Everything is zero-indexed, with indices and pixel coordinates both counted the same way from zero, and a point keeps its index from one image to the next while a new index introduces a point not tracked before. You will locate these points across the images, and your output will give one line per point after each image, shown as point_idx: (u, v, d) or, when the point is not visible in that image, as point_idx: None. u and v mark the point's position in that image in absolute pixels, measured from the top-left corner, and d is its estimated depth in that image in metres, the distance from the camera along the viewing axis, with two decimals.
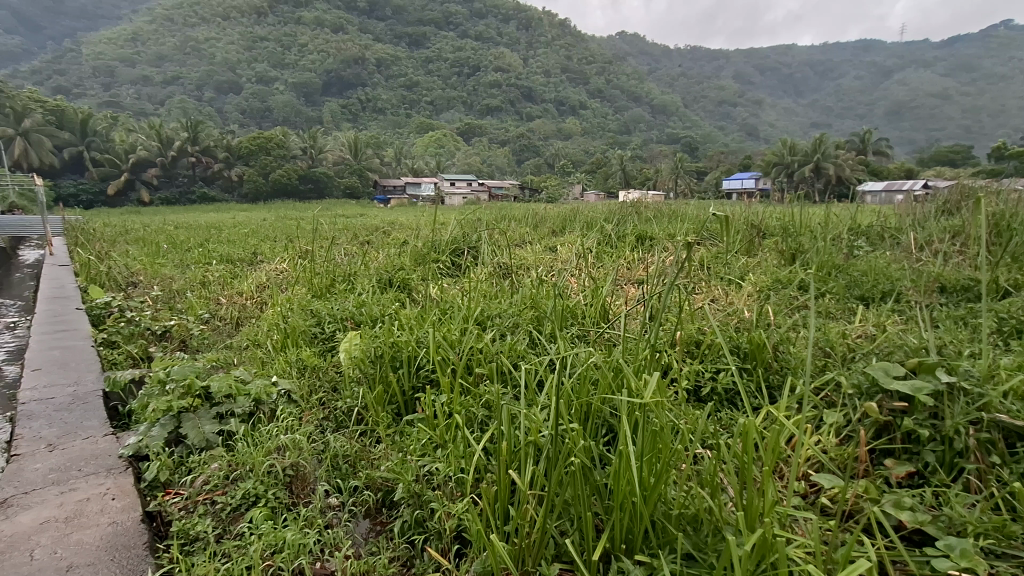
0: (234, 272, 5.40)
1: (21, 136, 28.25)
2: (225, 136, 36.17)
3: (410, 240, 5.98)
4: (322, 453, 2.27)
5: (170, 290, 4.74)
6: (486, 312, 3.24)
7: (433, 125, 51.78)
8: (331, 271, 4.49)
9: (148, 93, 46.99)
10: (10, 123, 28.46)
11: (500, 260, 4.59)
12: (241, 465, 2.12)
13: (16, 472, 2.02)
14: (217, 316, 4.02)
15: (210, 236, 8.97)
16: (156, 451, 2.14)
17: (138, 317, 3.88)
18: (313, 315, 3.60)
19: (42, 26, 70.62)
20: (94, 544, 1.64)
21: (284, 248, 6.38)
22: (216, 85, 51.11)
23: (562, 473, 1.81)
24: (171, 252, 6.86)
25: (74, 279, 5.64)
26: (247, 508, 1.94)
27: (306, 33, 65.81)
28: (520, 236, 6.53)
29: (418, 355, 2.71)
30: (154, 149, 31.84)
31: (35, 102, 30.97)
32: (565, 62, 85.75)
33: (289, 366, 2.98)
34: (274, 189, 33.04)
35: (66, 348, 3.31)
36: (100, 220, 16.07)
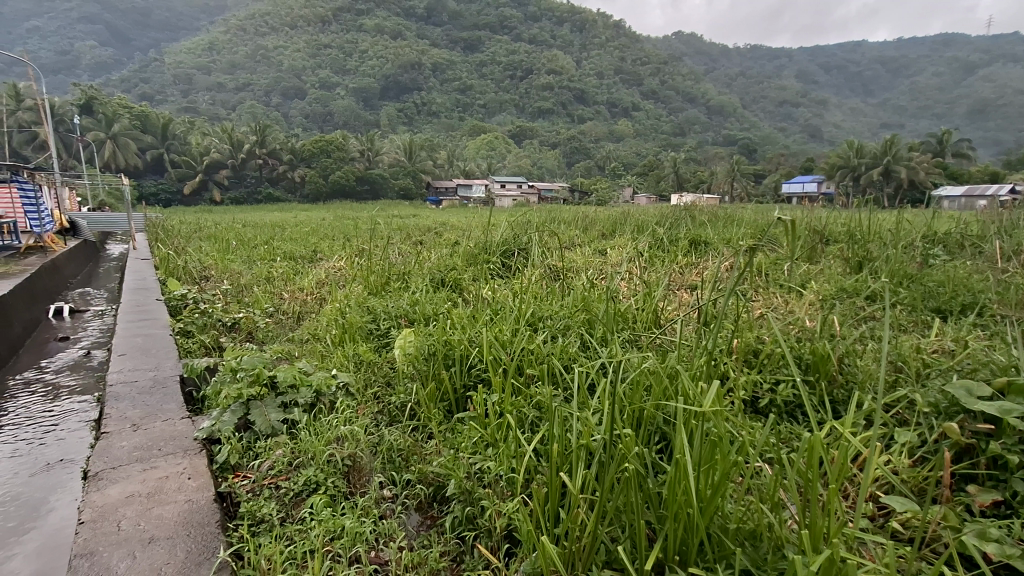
0: (297, 269, 5.65)
1: (111, 139, 30.73)
2: (290, 139, 38.01)
3: (462, 240, 6.09)
4: (378, 445, 2.34)
5: (239, 284, 5.03)
6: (538, 312, 3.24)
7: (485, 128, 51.97)
8: (386, 270, 4.62)
9: (222, 99, 50.22)
10: (102, 127, 31.04)
11: (551, 262, 4.61)
12: (303, 453, 2.22)
13: (106, 448, 2.20)
14: (281, 310, 4.22)
15: (274, 234, 9.45)
16: (226, 434, 2.28)
17: (210, 309, 4.13)
18: (369, 311, 3.73)
19: (132, 38, 76.85)
20: (173, 519, 1.76)
21: (342, 247, 6.62)
22: (282, 91, 53.72)
23: (615, 481, 1.79)
24: (238, 249, 7.24)
25: (155, 272, 6.10)
26: (308, 494, 2.03)
27: (366, 40, 67.98)
28: (570, 239, 6.50)
29: (470, 354, 2.75)
30: (226, 150, 33.59)
31: (124, 107, 33.61)
32: (618, 63, 84.55)
33: (346, 360, 3.09)
34: (333, 190, 34.57)
35: (147, 336, 3.57)
36: (178, 217, 17.27)
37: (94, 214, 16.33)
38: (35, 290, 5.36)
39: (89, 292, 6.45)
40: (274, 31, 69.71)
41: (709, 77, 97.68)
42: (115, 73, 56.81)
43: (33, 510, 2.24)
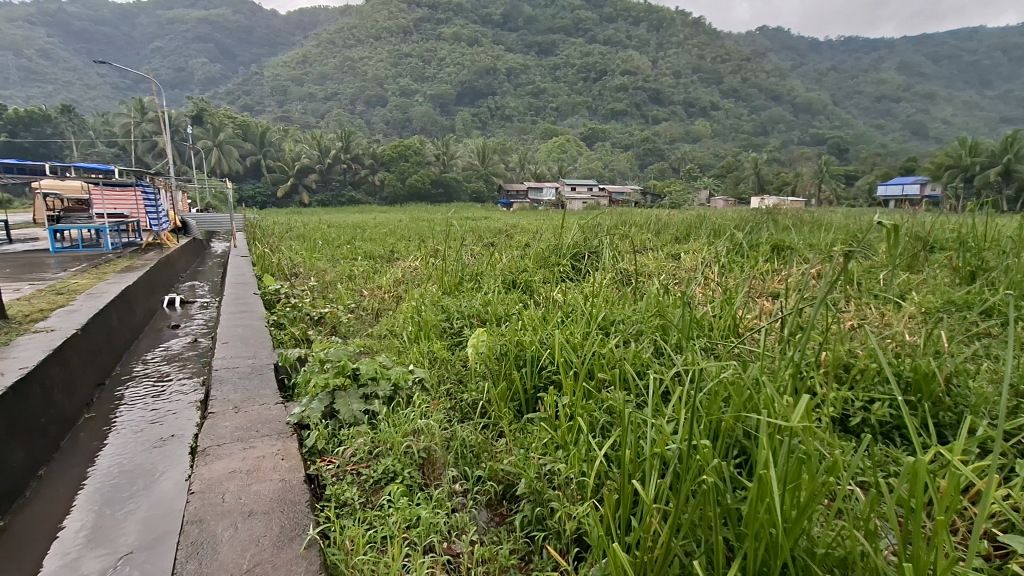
0: (376, 268, 5.94)
1: (217, 147, 33.69)
2: (372, 145, 39.87)
3: (533, 242, 6.16)
4: (451, 441, 2.40)
5: (325, 281, 5.38)
6: (611, 316, 3.20)
7: (556, 129, 51.70)
8: (460, 270, 4.76)
9: (312, 108, 53.83)
10: (210, 136, 34.31)
11: (624, 264, 4.53)
12: (382, 442, 2.32)
13: (213, 427, 2.43)
14: (362, 306, 4.45)
15: (356, 235, 9.94)
16: (315, 421, 2.45)
17: (301, 304, 4.48)
18: (443, 310, 3.85)
19: (237, 54, 84.15)
20: (269, 496, 1.90)
21: (417, 247, 6.89)
22: (366, 99, 56.33)
23: (692, 491, 1.73)
24: (324, 247, 7.76)
25: (252, 268, 6.63)
26: (386, 483, 2.12)
27: (444, 47, 69.70)
28: (643, 242, 6.37)
29: (542, 356, 2.75)
30: (314, 155, 35.77)
31: (229, 118, 36.78)
32: (698, 62, 81.25)
33: (422, 356, 3.21)
34: (410, 193, 36.16)
35: (246, 326, 3.90)
36: (270, 219, 18.78)
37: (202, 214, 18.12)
38: (154, 282, 6.02)
39: (197, 285, 7.14)
40: (359, 41, 73.16)
41: (796, 72, 91.52)
42: (222, 86, 62.26)
43: (144, 484, 2.52)
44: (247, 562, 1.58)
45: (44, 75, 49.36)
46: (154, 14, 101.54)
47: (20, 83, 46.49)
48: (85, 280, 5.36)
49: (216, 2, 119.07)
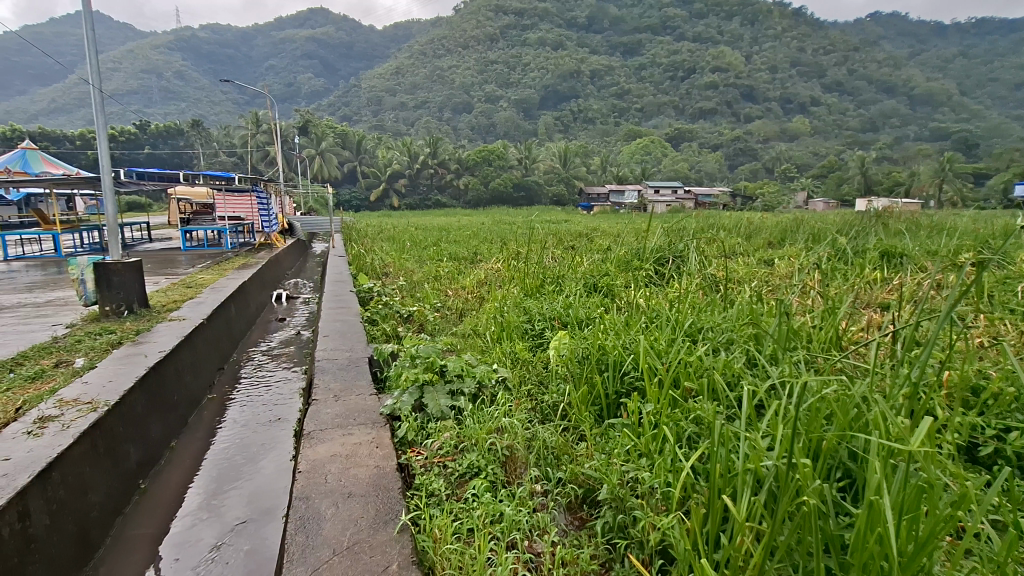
0: (460, 269, 6.14)
1: (319, 155, 36.35)
2: (457, 150, 41.10)
3: (614, 245, 6.09)
4: (531, 439, 2.42)
5: (413, 281, 5.66)
6: (699, 324, 3.06)
7: (641, 131, 50.23)
8: (541, 273, 4.79)
9: (404, 117, 56.50)
10: (315, 145, 37.16)
11: (712, 269, 4.33)
12: (467, 438, 2.40)
13: (317, 412, 2.64)
14: (447, 306, 4.62)
15: (441, 237, 10.31)
16: (405, 413, 2.57)
17: (392, 302, 4.74)
18: (525, 312, 3.90)
19: (338, 68, 90.39)
20: (365, 480, 2.03)
21: (500, 248, 7.06)
22: (452, 106, 58.00)
23: (792, 509, 1.61)
24: (412, 248, 8.20)
25: (348, 268, 7.09)
26: (470, 477, 2.19)
27: (529, 51, 70.04)
28: (731, 248, 6.04)
29: (625, 361, 2.69)
30: (404, 161, 37.52)
31: (331, 128, 39.72)
32: (797, 54, 75.73)
33: (504, 356, 3.28)
34: (492, 196, 37.23)
35: (344, 321, 4.21)
36: (366, 221, 20.26)
37: (306, 218, 19.70)
38: (264, 279, 6.62)
39: (300, 282, 7.76)
40: (447, 50, 75.53)
41: (915, 60, 82.20)
42: (324, 99, 67.16)
43: (251, 462, 2.79)
44: (348, 539, 1.71)
45: (179, 94, 55.97)
46: (268, 36, 111.58)
47: (161, 102, 53.07)
48: (210, 275, 6.06)
49: (321, 21, 128.32)
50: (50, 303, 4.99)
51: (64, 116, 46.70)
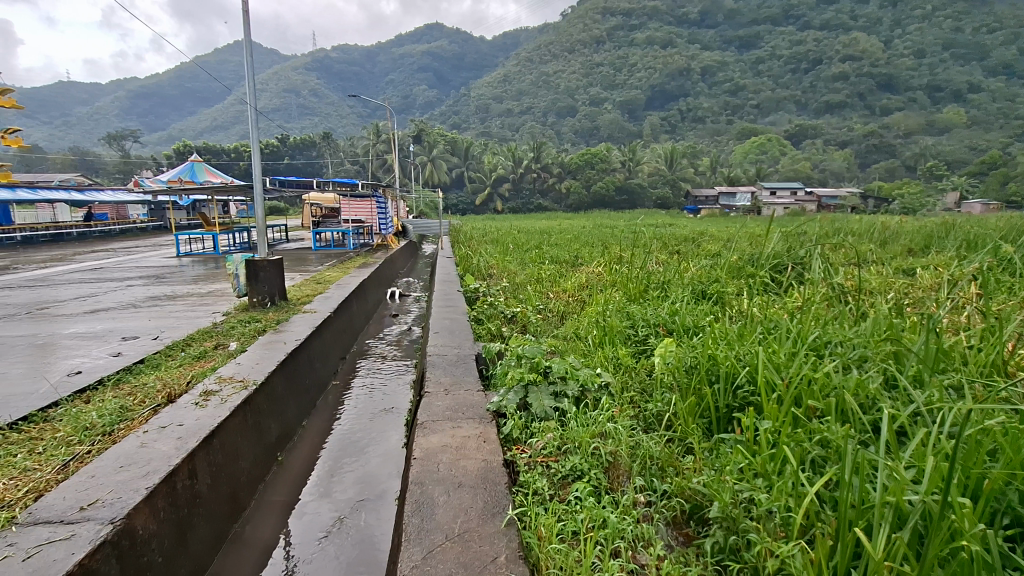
0: (562, 272, 6.18)
1: (431, 161, 38.55)
2: (560, 154, 41.24)
3: (725, 252, 5.73)
4: (634, 448, 2.33)
5: (516, 283, 5.80)
6: (825, 338, 2.77)
7: (758, 128, 46.54)
8: (646, 278, 4.63)
9: (509, 123, 57.82)
10: (427, 152, 39.53)
11: (841, 279, 3.88)
12: (570, 440, 2.38)
13: (429, 404, 2.81)
14: (548, 308, 4.64)
15: (544, 240, 10.43)
16: (510, 411, 2.64)
17: (496, 303, 4.89)
18: (629, 317, 3.82)
19: (450, 78, 94.95)
20: (473, 473, 2.12)
21: (602, 253, 6.96)
22: (557, 110, 57.84)
23: (946, 552, 1.39)
24: (514, 251, 8.32)
25: (456, 268, 7.44)
26: (573, 480, 2.18)
27: (638, 48, 67.65)
28: (861, 255, 5.43)
29: (738, 373, 2.52)
30: (509, 165, 38.20)
31: (442, 136, 41.88)
32: (953, 34, 65.83)
33: (607, 361, 3.24)
34: (594, 200, 36.92)
35: (452, 319, 4.44)
36: (473, 224, 21.02)
37: (420, 221, 20.94)
38: (381, 278, 7.16)
39: (411, 281, 8.28)
40: (554, 55, 75.53)
41: None
42: (436, 109, 70.91)
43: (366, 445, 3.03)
44: (458, 526, 1.78)
45: (313, 109, 62.03)
46: (390, 52, 119.82)
47: (298, 117, 59.28)
48: (336, 273, 6.71)
49: (437, 35, 135.63)
50: (212, 293, 5.82)
51: (223, 131, 54.02)
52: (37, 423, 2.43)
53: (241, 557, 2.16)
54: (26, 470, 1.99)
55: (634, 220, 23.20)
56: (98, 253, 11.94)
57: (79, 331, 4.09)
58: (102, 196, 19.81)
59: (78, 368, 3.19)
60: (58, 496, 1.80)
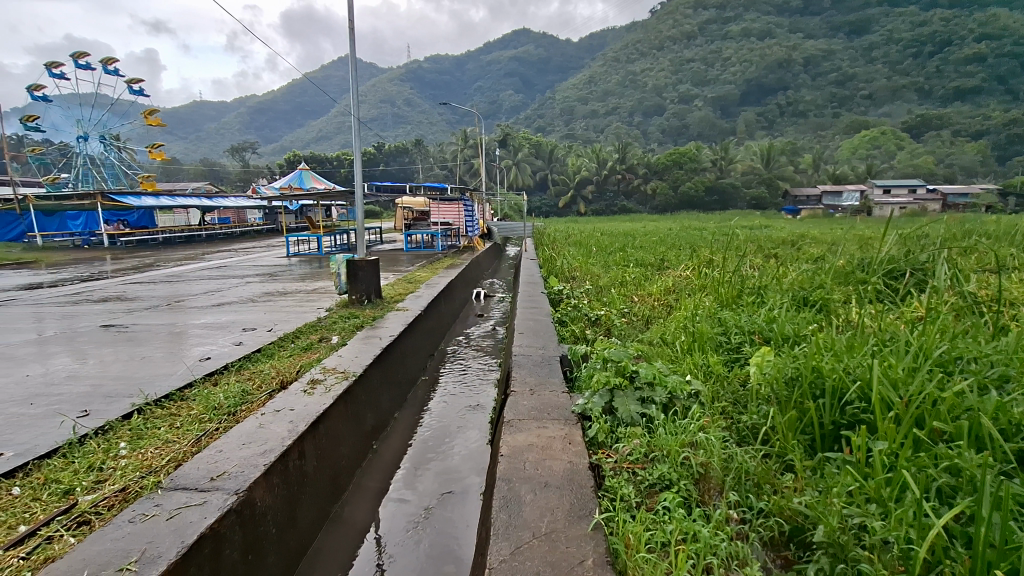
0: (647, 274, 6.03)
1: (516, 165, 39.12)
2: (646, 155, 40.06)
3: (830, 256, 5.25)
4: (726, 461, 2.18)
5: (600, 285, 5.73)
6: (954, 354, 2.44)
7: (870, 120, 42.30)
8: (739, 283, 4.38)
9: (594, 124, 57.15)
10: (512, 156, 40.15)
11: (974, 287, 3.41)
12: (658, 448, 2.30)
13: (514, 402, 2.87)
14: (633, 312, 4.52)
15: (628, 243, 10.22)
16: (596, 414, 2.60)
17: (581, 305, 4.88)
18: (720, 323, 3.63)
19: (535, 82, 95.63)
20: (559, 474, 2.13)
21: (690, 256, 6.68)
22: (644, 109, 56.24)
23: None
24: (598, 254, 8.23)
25: (540, 271, 7.52)
26: (661, 489, 2.09)
27: (732, 40, 63.93)
28: (1000, 259, 4.74)
29: (847, 390, 2.30)
30: (593, 167, 37.75)
31: (526, 140, 42.31)
32: None
33: (697, 368, 3.10)
34: (682, 201, 35.62)
35: (537, 321, 4.50)
36: (556, 227, 21.12)
37: (504, 224, 21.39)
38: (467, 279, 7.39)
39: (494, 282, 8.48)
40: (641, 53, 73.42)
41: None
42: (521, 114, 71.82)
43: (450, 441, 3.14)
44: (545, 526, 1.80)
45: (406, 117, 65.22)
46: (478, 58, 122.94)
47: (392, 125, 62.75)
48: (426, 273, 7.04)
49: (523, 41, 137.13)
50: (316, 290, 6.31)
51: (327, 141, 58.52)
52: (176, 401, 2.77)
53: (341, 536, 2.32)
54: (167, 442, 2.28)
55: (727, 220, 24.19)
56: (224, 253, 13.43)
57: (206, 322, 4.63)
58: (226, 203, 22.23)
59: (207, 354, 3.60)
60: (192, 466, 2.03)
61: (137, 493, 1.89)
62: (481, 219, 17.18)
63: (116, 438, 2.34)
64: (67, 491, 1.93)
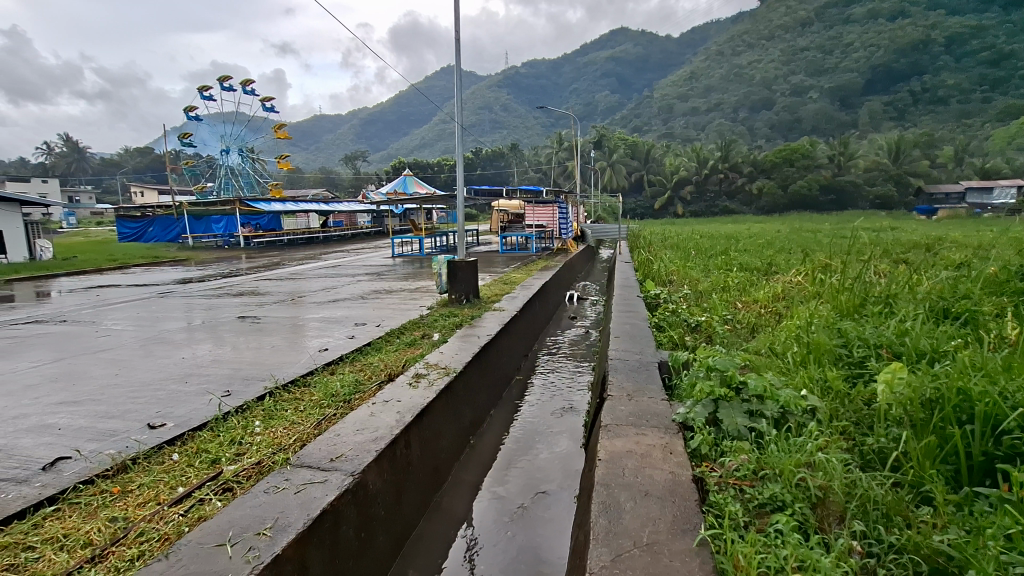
0: (753, 279, 5.65)
1: (610, 167, 38.59)
2: (753, 152, 37.56)
3: (978, 262, 4.58)
4: (849, 487, 1.96)
5: (700, 290, 5.48)
6: None
7: None
8: (863, 290, 3.94)
9: (694, 122, 54.71)
10: (607, 158, 39.80)
11: None
12: (769, 467, 2.11)
13: (611, 407, 2.83)
14: (737, 319, 4.28)
15: (731, 245, 9.68)
16: (698, 424, 2.49)
17: (680, 311, 4.68)
18: (841, 334, 3.29)
19: (633, 80, 93.30)
20: (660, 484, 2.07)
21: (802, 261, 6.17)
22: (750, 104, 52.53)
23: None
24: (698, 257, 7.84)
25: (636, 274, 7.34)
26: (771, 510, 1.91)
27: (856, 23, 57.00)
28: None
29: (1005, 417, 1.97)
30: (692, 167, 36.17)
31: (622, 141, 41.59)
32: None
33: (812, 383, 2.84)
34: (792, 201, 33.11)
35: (633, 325, 4.40)
36: (652, 229, 20.56)
37: (599, 225, 21.18)
38: (560, 281, 7.41)
39: (588, 285, 8.43)
40: (749, 46, 68.42)
41: None
42: (616, 114, 70.69)
43: (543, 442, 3.16)
44: (646, 536, 1.75)
45: (502, 122, 66.82)
46: (575, 60, 122.57)
47: (489, 131, 64.60)
48: (521, 275, 7.18)
49: (622, 39, 134.27)
50: (419, 289, 6.68)
51: (428, 148, 61.63)
52: (301, 386, 3.07)
53: (439, 524, 2.43)
54: (294, 422, 2.54)
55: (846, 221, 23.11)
56: (340, 254, 14.64)
57: (323, 316, 5.09)
58: (340, 207, 24.19)
59: (326, 345, 3.94)
60: (315, 447, 2.23)
61: (270, 466, 2.11)
62: (576, 221, 17.14)
63: (252, 416, 2.64)
64: (215, 460, 2.21)
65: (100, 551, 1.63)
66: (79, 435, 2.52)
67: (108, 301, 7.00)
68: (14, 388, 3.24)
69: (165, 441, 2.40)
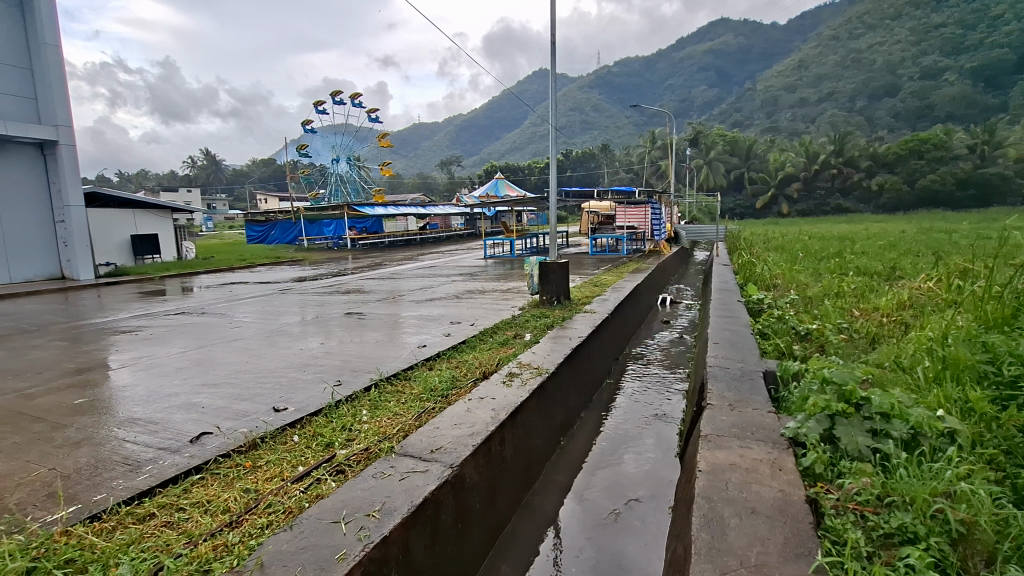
0: (873, 285, 5.11)
1: (707, 164, 36.83)
2: (871, 143, 33.97)
3: None
4: (1001, 525, 1.70)
5: (809, 295, 5.05)
6: None
7: None
8: (1016, 298, 3.41)
9: (803, 115, 50.60)
10: (703, 156, 38.12)
11: None
12: (897, 494, 1.89)
13: (711, 417, 2.70)
14: (854, 329, 3.89)
15: (845, 247, 8.81)
16: (812, 441, 2.28)
17: (787, 317, 4.33)
18: (987, 348, 2.86)
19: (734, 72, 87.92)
20: (768, 501, 1.94)
21: (935, 264, 5.46)
22: (870, 91, 47.50)
23: None
24: (806, 260, 7.24)
25: (735, 277, 6.94)
26: (900, 542, 1.70)
27: None
28: None
29: None
30: (800, 163, 33.79)
31: (720, 137, 39.62)
32: None
33: (950, 403, 2.49)
34: (921, 198, 29.49)
35: (733, 331, 4.16)
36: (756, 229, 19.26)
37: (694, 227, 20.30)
38: (653, 284, 7.20)
39: (682, 288, 8.11)
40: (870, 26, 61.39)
41: None
42: (713, 110, 67.25)
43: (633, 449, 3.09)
44: (753, 557, 1.65)
45: (592, 123, 66.26)
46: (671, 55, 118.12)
47: (579, 132, 64.28)
48: (612, 277, 7.08)
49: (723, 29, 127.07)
50: (510, 290, 6.82)
51: (518, 152, 62.65)
52: (402, 380, 3.25)
53: (530, 522, 2.46)
54: (397, 414, 2.70)
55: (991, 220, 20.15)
56: (437, 255, 15.33)
57: (421, 313, 5.36)
58: (436, 211, 25.32)
59: (424, 342, 4.13)
60: (416, 438, 2.35)
61: (376, 453, 2.26)
62: (670, 222, 16.55)
63: (359, 405, 2.84)
64: (330, 444, 2.40)
65: (238, 517, 1.85)
66: (218, 414, 2.85)
67: (238, 296, 7.88)
68: (167, 370, 3.76)
69: (287, 423, 2.65)
